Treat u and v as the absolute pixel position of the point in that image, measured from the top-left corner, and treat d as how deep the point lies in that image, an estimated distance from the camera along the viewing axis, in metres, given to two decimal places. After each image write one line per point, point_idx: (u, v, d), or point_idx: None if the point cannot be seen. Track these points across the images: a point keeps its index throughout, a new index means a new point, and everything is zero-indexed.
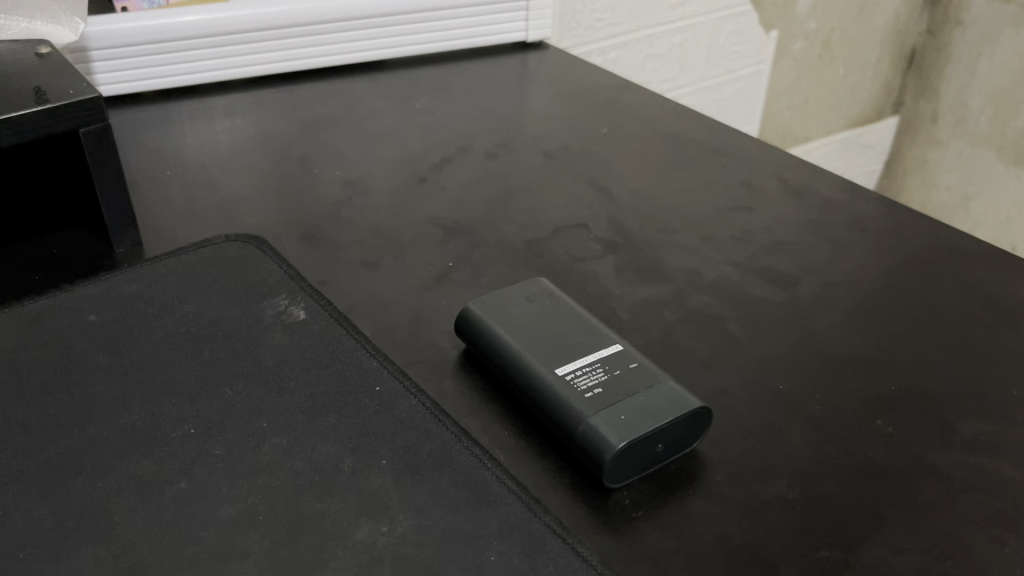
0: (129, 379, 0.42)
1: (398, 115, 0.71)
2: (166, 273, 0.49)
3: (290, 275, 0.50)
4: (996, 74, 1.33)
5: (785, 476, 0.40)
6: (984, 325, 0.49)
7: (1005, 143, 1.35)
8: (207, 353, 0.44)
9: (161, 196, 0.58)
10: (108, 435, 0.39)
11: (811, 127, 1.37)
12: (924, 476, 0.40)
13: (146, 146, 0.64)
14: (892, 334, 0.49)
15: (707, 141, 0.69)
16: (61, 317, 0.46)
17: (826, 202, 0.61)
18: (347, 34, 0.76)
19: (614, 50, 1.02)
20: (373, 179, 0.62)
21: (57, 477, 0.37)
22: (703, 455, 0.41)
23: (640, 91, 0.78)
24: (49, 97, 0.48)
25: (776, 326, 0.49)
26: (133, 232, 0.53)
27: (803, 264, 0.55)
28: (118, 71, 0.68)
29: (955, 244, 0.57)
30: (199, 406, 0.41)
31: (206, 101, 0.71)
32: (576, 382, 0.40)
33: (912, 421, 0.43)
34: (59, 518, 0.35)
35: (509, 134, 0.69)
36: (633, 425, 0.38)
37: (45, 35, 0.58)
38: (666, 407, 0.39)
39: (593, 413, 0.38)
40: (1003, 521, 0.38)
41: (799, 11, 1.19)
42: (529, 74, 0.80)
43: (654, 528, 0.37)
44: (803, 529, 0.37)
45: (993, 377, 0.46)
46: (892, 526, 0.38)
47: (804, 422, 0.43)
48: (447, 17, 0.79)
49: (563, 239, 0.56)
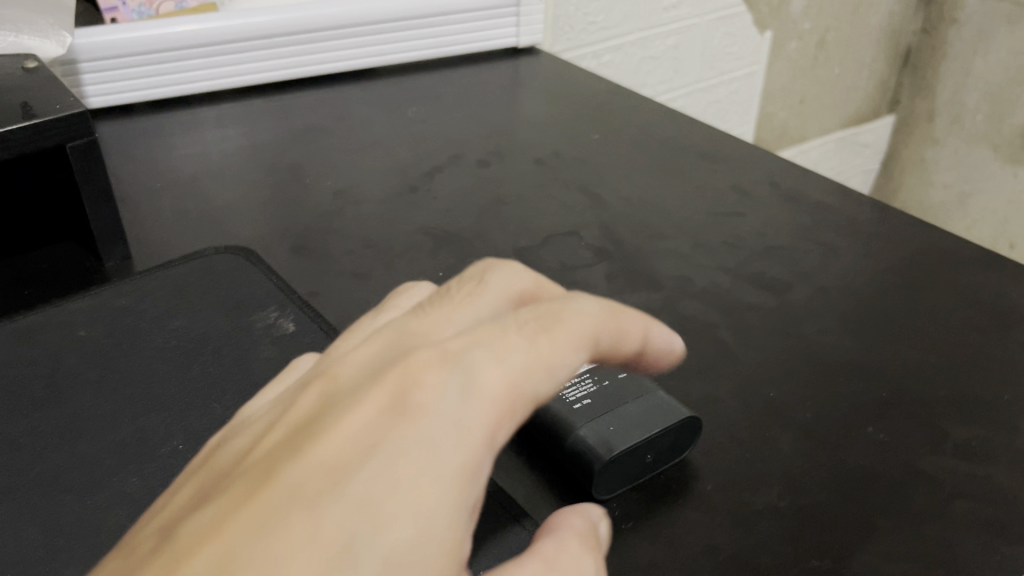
0: (120, 395, 0.42)
1: (390, 123, 0.71)
2: (155, 287, 0.49)
3: (280, 287, 0.50)
4: (992, 72, 1.32)
5: (775, 485, 0.40)
6: (976, 329, 0.49)
7: (1002, 141, 1.34)
8: (196, 368, 0.44)
9: (152, 208, 0.58)
10: (97, 451, 0.39)
11: (806, 126, 1.37)
12: (916, 482, 0.40)
13: (137, 157, 0.64)
14: (884, 340, 0.49)
15: (699, 146, 0.69)
16: (51, 333, 0.46)
17: (818, 206, 0.62)
18: (338, 43, 0.76)
19: (607, 53, 1.01)
20: (364, 188, 0.62)
21: (47, 495, 0.37)
22: (693, 466, 0.41)
23: (634, 96, 0.78)
24: (35, 113, 0.48)
25: (766, 333, 0.49)
26: (123, 246, 0.53)
27: (794, 269, 0.55)
28: (105, 82, 0.67)
29: (947, 248, 0.57)
30: (188, 421, 0.41)
31: (196, 111, 0.71)
32: (565, 394, 0.40)
33: (903, 427, 0.43)
34: (48, 537, 0.35)
35: (501, 142, 0.69)
36: (609, 339, 0.29)
37: (31, 49, 0.57)
38: (635, 311, 0.31)
39: (593, 342, 0.28)
40: (994, 527, 0.38)
41: (794, 11, 1.19)
42: (522, 80, 0.80)
43: (644, 540, 0.37)
44: (794, 538, 0.37)
45: (987, 383, 0.46)
46: (882, 535, 0.37)
47: (795, 430, 0.42)
48: (438, 24, 0.79)
49: (553, 248, 0.56)
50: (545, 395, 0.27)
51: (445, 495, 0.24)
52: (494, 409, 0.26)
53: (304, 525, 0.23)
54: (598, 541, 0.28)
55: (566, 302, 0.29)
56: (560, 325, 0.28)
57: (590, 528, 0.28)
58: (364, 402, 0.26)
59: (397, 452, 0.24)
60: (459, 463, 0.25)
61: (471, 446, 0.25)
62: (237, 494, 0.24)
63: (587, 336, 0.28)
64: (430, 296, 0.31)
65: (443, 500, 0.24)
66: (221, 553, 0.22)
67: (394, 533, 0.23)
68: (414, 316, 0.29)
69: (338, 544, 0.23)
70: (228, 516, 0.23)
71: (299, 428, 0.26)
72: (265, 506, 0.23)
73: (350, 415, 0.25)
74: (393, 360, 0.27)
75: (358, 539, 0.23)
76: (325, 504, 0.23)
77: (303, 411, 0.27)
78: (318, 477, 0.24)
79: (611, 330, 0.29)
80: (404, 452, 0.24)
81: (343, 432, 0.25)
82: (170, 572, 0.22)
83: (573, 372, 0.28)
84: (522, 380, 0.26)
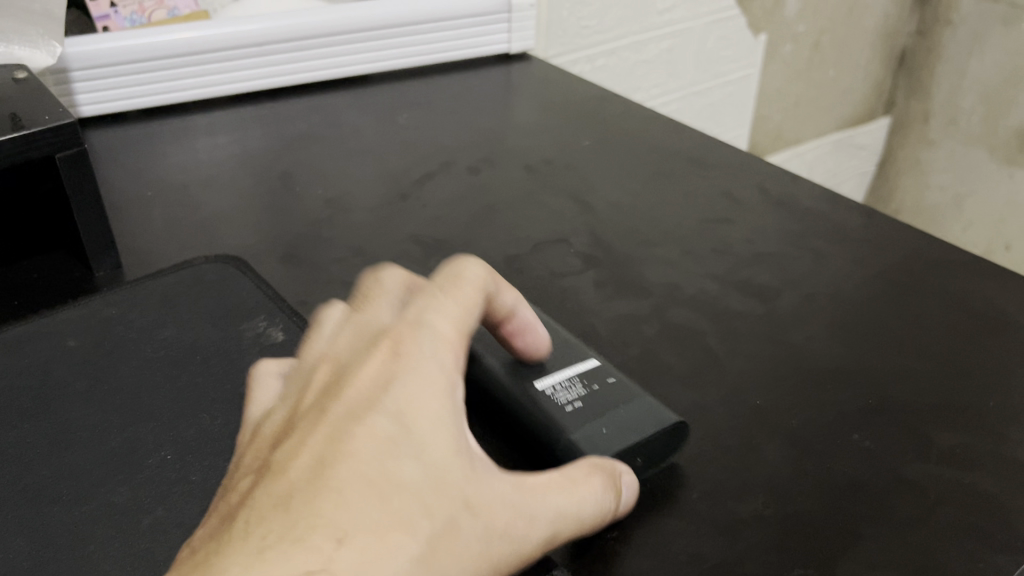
0: (107, 405, 0.42)
1: (381, 130, 0.71)
2: (145, 297, 0.50)
3: (270, 296, 0.50)
4: (985, 70, 1.31)
5: (760, 494, 0.40)
6: (963, 336, 0.50)
7: (999, 142, 1.32)
8: (185, 379, 0.44)
9: (143, 217, 0.58)
10: (86, 462, 0.39)
11: (801, 128, 1.37)
12: (900, 490, 0.40)
13: (130, 165, 0.64)
14: (872, 347, 0.49)
15: (690, 152, 0.70)
16: (40, 343, 0.46)
17: (808, 212, 0.62)
18: (331, 51, 0.76)
19: (601, 57, 1.01)
20: (356, 196, 0.62)
21: (34, 506, 0.37)
22: (678, 475, 0.41)
23: (626, 101, 0.78)
24: (24, 123, 0.48)
25: (754, 340, 0.49)
26: (113, 255, 0.53)
27: (783, 275, 0.55)
28: (97, 91, 0.68)
29: (936, 255, 0.57)
30: (177, 432, 0.41)
31: (188, 120, 0.72)
32: (556, 397, 0.40)
33: (889, 434, 0.43)
34: (35, 548, 0.35)
35: (492, 149, 0.69)
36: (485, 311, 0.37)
37: (21, 59, 0.58)
38: (510, 289, 0.38)
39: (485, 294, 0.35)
40: (979, 535, 0.38)
41: (788, 14, 1.19)
42: (514, 86, 0.81)
43: (630, 549, 0.37)
44: (778, 546, 0.37)
45: (974, 390, 0.46)
46: (868, 543, 0.37)
47: (781, 438, 0.43)
48: (430, 30, 0.80)
49: (543, 255, 0.56)
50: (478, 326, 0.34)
51: (449, 395, 0.30)
52: (460, 337, 0.32)
53: (360, 431, 0.29)
54: (617, 488, 0.35)
55: (457, 263, 0.35)
56: (458, 283, 0.34)
57: (615, 473, 0.35)
58: (371, 355, 0.31)
59: (411, 373, 0.30)
60: (448, 374, 0.31)
61: (454, 364, 0.31)
62: (299, 431, 0.30)
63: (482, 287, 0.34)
64: (353, 302, 0.36)
65: (448, 402, 0.30)
66: (308, 464, 0.28)
67: (427, 426, 0.29)
68: (362, 307, 0.35)
69: (389, 441, 0.28)
70: (300, 444, 0.29)
71: (325, 390, 0.31)
72: (326, 428, 0.29)
73: (361, 364, 0.31)
74: (372, 333, 0.33)
75: (400, 436, 0.29)
76: (368, 418, 0.29)
77: (318, 381, 0.32)
78: (352, 408, 0.30)
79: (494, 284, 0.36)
80: (411, 374, 0.30)
81: (364, 376, 0.31)
82: (272, 488, 0.28)
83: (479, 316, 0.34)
84: (468, 318, 0.33)
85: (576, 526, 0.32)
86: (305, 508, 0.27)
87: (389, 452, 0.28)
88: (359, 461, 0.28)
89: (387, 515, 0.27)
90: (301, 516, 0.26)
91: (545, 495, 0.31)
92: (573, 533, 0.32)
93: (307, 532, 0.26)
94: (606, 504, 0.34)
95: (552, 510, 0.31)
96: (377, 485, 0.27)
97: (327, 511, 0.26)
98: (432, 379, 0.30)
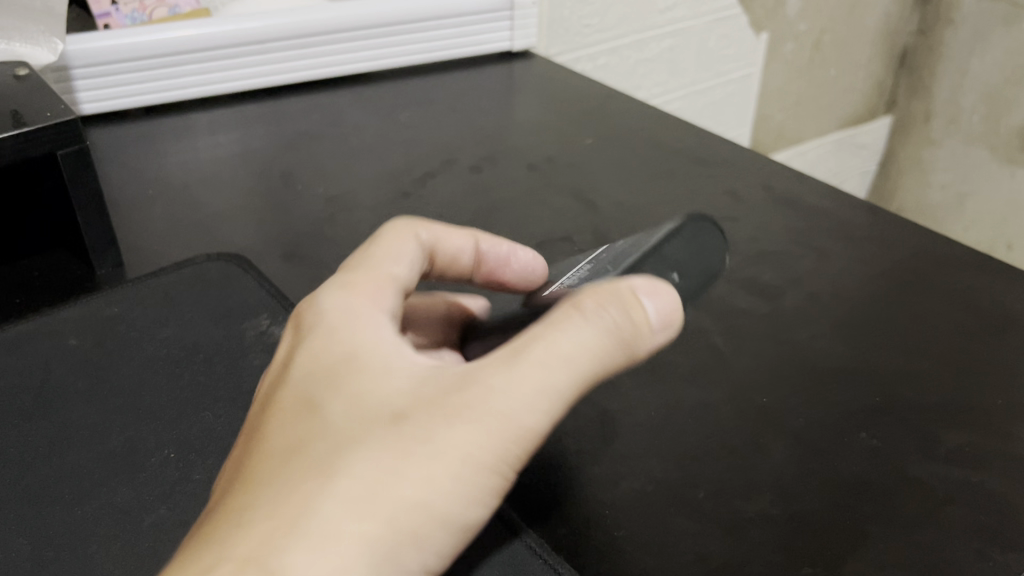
0: (109, 405, 0.42)
1: (383, 129, 0.71)
2: (147, 295, 0.49)
3: (272, 294, 0.50)
4: (988, 70, 1.30)
5: (766, 492, 0.39)
6: (970, 334, 0.49)
7: (999, 142, 1.32)
8: (187, 377, 0.44)
9: (144, 215, 0.58)
10: (87, 462, 0.39)
11: (802, 128, 1.37)
12: (907, 489, 0.40)
13: (129, 164, 0.64)
14: (877, 345, 0.49)
15: (694, 150, 0.69)
16: (41, 342, 0.46)
17: (811, 210, 0.62)
18: (333, 49, 0.76)
19: (603, 56, 1.01)
20: (358, 194, 0.62)
21: (35, 506, 0.37)
22: (683, 473, 0.40)
23: (629, 100, 0.78)
24: (25, 121, 0.47)
25: (759, 338, 0.49)
26: (114, 253, 0.53)
27: (787, 273, 0.55)
28: (98, 88, 0.67)
29: (942, 253, 0.57)
30: (179, 431, 0.40)
31: (189, 118, 0.71)
32: (565, 282, 0.39)
33: (895, 433, 0.43)
34: (36, 548, 0.35)
35: (494, 147, 0.69)
36: (446, 257, 0.39)
37: (22, 56, 0.58)
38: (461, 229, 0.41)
39: (416, 236, 0.37)
40: (987, 535, 0.38)
41: (789, 13, 1.18)
42: (516, 84, 0.80)
43: (637, 549, 0.37)
44: (784, 545, 0.37)
45: (981, 389, 0.45)
46: (875, 542, 0.37)
47: (787, 436, 0.42)
48: (432, 29, 0.79)
49: (546, 254, 0.56)
50: (400, 276, 0.35)
51: (357, 338, 0.31)
52: (368, 289, 0.33)
53: (274, 411, 0.30)
54: (621, 301, 0.30)
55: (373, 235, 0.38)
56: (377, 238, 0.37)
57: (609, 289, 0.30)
58: (287, 343, 0.33)
59: (317, 336, 0.31)
60: (353, 320, 0.32)
61: (363, 310, 0.32)
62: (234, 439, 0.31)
63: (410, 229, 0.37)
64: None
65: (356, 344, 0.31)
66: (233, 462, 0.29)
67: (335, 373, 0.30)
68: None
69: (302, 406, 0.29)
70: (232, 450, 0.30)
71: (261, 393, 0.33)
72: (249, 425, 0.30)
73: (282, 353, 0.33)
74: None
75: (311, 398, 0.29)
76: (281, 397, 0.30)
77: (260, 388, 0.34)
78: (270, 395, 0.31)
79: (427, 232, 0.38)
80: (317, 337, 0.31)
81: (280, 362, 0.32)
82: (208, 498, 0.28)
83: (415, 258, 0.36)
84: (376, 272, 0.34)
85: (570, 365, 0.28)
86: (223, 503, 0.27)
87: (301, 416, 0.29)
88: (272, 438, 0.28)
89: (304, 466, 0.27)
90: (213, 517, 0.27)
91: (514, 356, 0.28)
92: (573, 377, 0.28)
93: (225, 518, 0.26)
94: (608, 323, 0.29)
95: (528, 364, 0.28)
96: (292, 449, 0.28)
97: (242, 491, 0.27)
98: (339, 330, 0.31)
